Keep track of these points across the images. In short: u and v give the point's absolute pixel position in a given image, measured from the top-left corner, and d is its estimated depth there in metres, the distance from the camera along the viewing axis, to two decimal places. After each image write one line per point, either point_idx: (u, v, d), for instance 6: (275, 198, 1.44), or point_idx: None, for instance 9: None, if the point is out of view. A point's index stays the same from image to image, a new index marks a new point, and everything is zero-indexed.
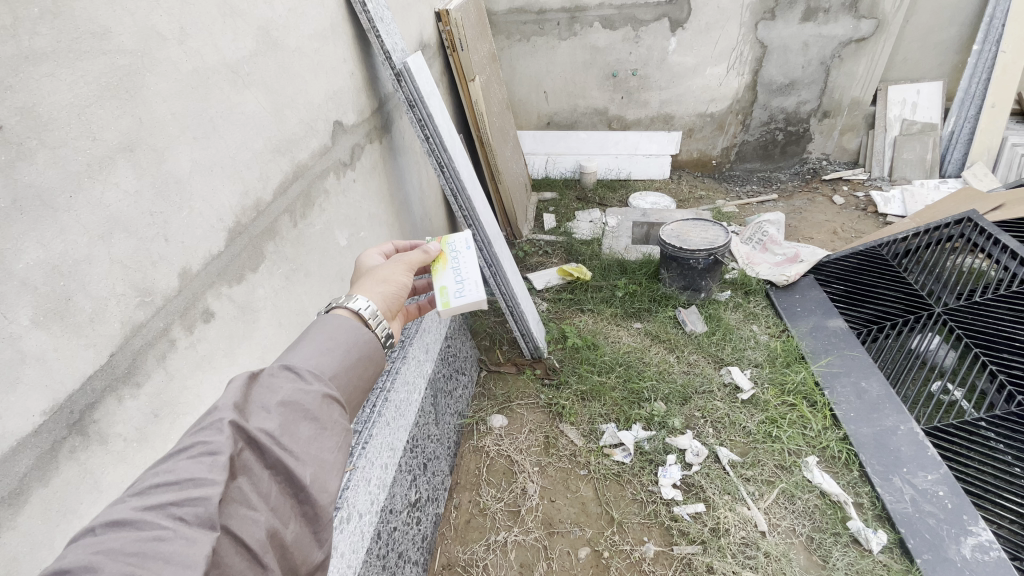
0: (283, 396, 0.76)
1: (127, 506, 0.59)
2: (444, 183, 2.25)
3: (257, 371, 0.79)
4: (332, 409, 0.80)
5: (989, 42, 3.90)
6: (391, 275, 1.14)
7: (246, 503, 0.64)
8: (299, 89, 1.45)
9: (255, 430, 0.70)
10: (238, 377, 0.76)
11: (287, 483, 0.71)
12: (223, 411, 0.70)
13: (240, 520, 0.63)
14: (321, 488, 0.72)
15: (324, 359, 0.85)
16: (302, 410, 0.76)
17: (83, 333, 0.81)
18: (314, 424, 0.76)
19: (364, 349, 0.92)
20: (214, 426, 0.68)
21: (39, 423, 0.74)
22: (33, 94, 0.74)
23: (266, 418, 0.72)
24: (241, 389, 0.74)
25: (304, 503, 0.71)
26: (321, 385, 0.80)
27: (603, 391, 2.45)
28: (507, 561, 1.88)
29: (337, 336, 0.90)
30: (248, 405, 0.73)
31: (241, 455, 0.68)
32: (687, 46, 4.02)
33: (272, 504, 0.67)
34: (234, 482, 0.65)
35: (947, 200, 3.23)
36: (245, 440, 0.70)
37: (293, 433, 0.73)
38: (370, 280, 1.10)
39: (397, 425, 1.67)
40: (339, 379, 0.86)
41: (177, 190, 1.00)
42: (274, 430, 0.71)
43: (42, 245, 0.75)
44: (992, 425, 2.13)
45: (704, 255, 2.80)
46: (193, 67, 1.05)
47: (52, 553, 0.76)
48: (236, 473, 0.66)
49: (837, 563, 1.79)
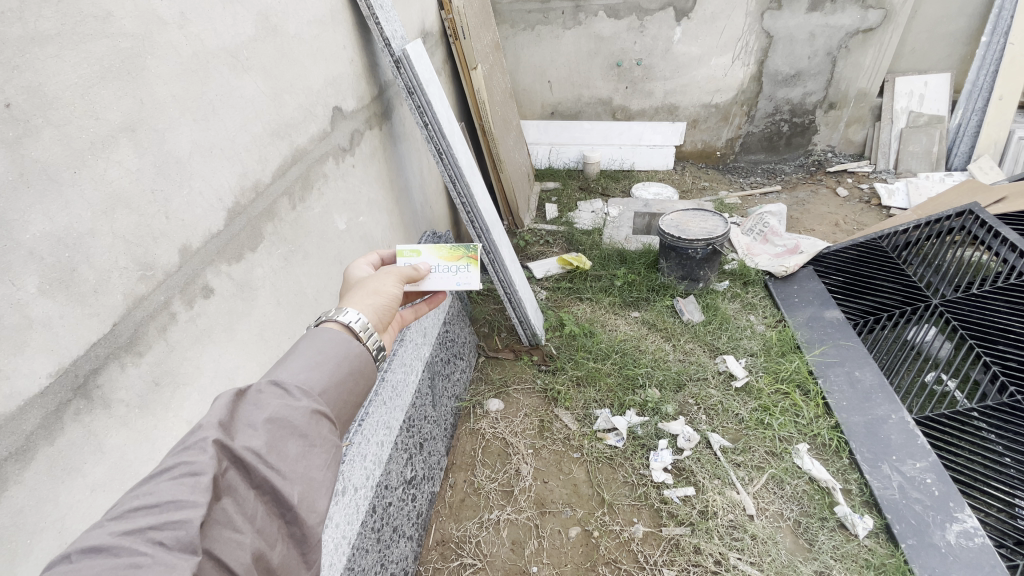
0: (270, 412, 0.75)
1: (106, 532, 0.58)
2: (443, 170, 2.28)
3: (244, 389, 0.79)
4: (321, 425, 0.79)
5: (997, 33, 3.85)
6: (381, 288, 1.15)
7: (230, 525, 0.64)
8: (298, 74, 1.49)
9: (239, 449, 0.70)
10: (224, 395, 0.76)
11: (274, 502, 0.70)
12: (207, 430, 0.69)
13: (224, 543, 0.62)
14: (310, 509, 0.72)
15: (313, 375, 0.84)
16: (290, 427, 0.75)
17: (87, 303, 0.85)
18: (302, 442, 0.75)
19: (355, 362, 0.91)
20: (197, 445, 0.67)
21: (46, 385, 0.79)
22: (38, 74, 0.79)
23: (252, 435, 0.72)
24: (227, 406, 0.74)
25: (291, 524, 0.70)
26: (310, 401, 0.80)
27: (598, 377, 2.49)
28: (499, 538, 1.94)
29: (327, 351, 0.89)
30: (233, 423, 0.73)
31: (225, 475, 0.67)
32: (693, 35, 4.00)
33: (258, 526, 0.67)
34: (218, 504, 0.64)
35: (950, 192, 3.22)
36: (230, 459, 0.69)
37: (280, 451, 0.72)
38: (360, 292, 1.11)
39: (393, 405, 1.71)
40: (328, 395, 0.85)
41: (177, 170, 1.04)
42: (260, 448, 0.71)
43: (48, 217, 0.79)
44: (985, 416, 2.15)
45: (703, 244, 2.82)
46: (193, 51, 1.09)
47: (58, 508, 0.80)
48: (220, 494, 0.65)
49: (823, 546, 1.83)
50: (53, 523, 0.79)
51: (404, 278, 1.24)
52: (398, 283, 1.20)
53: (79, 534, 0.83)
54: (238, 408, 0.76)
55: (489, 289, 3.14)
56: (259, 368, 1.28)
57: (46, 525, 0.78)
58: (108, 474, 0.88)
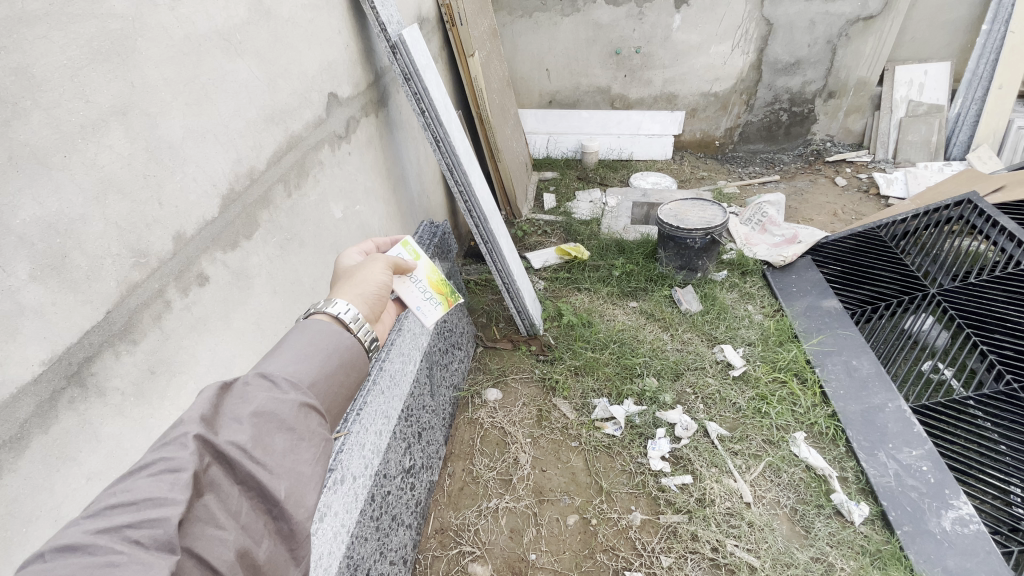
0: (256, 406, 0.74)
1: (81, 530, 0.57)
2: (440, 158, 2.26)
3: (230, 382, 0.78)
4: (309, 418, 0.78)
5: (999, 22, 3.82)
6: (375, 279, 1.13)
7: (213, 522, 0.62)
8: (293, 59, 1.47)
9: (223, 444, 0.68)
10: (209, 388, 0.75)
11: (260, 498, 0.69)
12: (190, 425, 0.68)
13: (206, 540, 0.61)
14: (297, 503, 0.70)
15: (301, 368, 0.83)
16: (276, 421, 0.74)
17: (80, 290, 0.84)
18: (290, 436, 0.74)
19: (346, 355, 0.90)
20: (178, 441, 0.66)
21: (38, 372, 0.78)
22: (27, 55, 0.77)
23: (237, 430, 0.71)
24: (212, 400, 0.73)
25: (278, 520, 0.69)
26: (298, 394, 0.79)
27: (595, 367, 2.49)
28: (498, 526, 1.95)
29: (317, 342, 0.88)
30: (217, 417, 0.72)
31: (207, 470, 0.66)
32: (692, 23, 3.96)
33: (242, 522, 0.65)
34: (199, 500, 0.63)
35: (949, 181, 3.21)
36: (212, 454, 0.68)
37: (267, 445, 0.71)
38: (352, 282, 1.09)
39: (391, 394, 1.71)
40: (318, 387, 0.84)
41: (170, 154, 1.02)
42: (245, 442, 0.70)
43: (39, 202, 0.77)
44: (981, 404, 2.16)
45: (702, 234, 2.81)
46: (185, 34, 1.07)
47: (54, 496, 0.80)
48: (202, 490, 0.64)
49: (819, 533, 1.85)
50: (49, 511, 0.78)
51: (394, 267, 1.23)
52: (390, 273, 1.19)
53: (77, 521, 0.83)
54: (223, 401, 0.75)
55: (487, 279, 3.13)
56: (255, 357, 1.27)
57: (41, 514, 0.77)
58: (104, 463, 0.88)
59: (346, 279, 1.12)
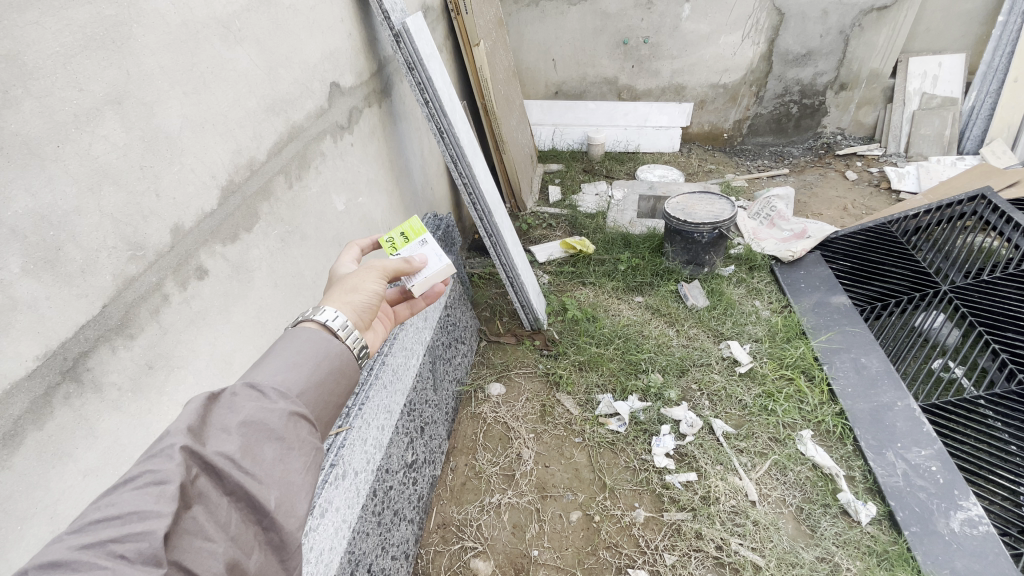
0: (244, 416, 0.72)
1: (65, 546, 0.55)
2: (444, 149, 2.22)
3: (217, 392, 0.75)
4: (299, 427, 0.76)
5: (1015, 13, 3.70)
6: (362, 283, 1.08)
7: (201, 535, 0.61)
8: (293, 47, 1.43)
9: (210, 455, 0.67)
10: (196, 399, 0.72)
11: (250, 508, 0.68)
12: (176, 436, 0.66)
13: (194, 553, 0.60)
14: (288, 513, 0.69)
15: (291, 376, 0.81)
16: (266, 430, 0.72)
17: (75, 284, 0.82)
18: (279, 445, 0.72)
19: (336, 363, 0.88)
20: (164, 452, 0.64)
21: (32, 368, 0.76)
22: (17, 41, 0.74)
23: (225, 440, 0.69)
24: (199, 411, 0.71)
25: (269, 531, 0.68)
26: (287, 403, 0.77)
27: (600, 362, 2.47)
28: (501, 521, 1.94)
29: (306, 351, 0.86)
30: (204, 428, 0.70)
31: (195, 482, 0.64)
32: (702, 12, 3.88)
33: (233, 533, 0.64)
34: (187, 513, 0.61)
35: (962, 175, 3.14)
36: (200, 465, 0.66)
37: (256, 455, 0.70)
38: (341, 289, 1.05)
39: (392, 389, 1.69)
40: (308, 396, 0.82)
41: (167, 145, 1.00)
42: (234, 452, 0.68)
43: (31, 193, 0.75)
44: (991, 403, 2.13)
45: (709, 228, 2.76)
46: (182, 20, 1.04)
47: (48, 494, 0.78)
48: (189, 502, 0.62)
49: (825, 532, 1.83)
50: (44, 508, 0.77)
51: (389, 271, 1.16)
52: (381, 277, 1.13)
53: (72, 520, 0.82)
54: (211, 411, 0.72)
55: (491, 272, 3.11)
56: (254, 351, 1.25)
57: (37, 511, 0.76)
58: (101, 459, 0.86)
59: (336, 286, 1.07)
